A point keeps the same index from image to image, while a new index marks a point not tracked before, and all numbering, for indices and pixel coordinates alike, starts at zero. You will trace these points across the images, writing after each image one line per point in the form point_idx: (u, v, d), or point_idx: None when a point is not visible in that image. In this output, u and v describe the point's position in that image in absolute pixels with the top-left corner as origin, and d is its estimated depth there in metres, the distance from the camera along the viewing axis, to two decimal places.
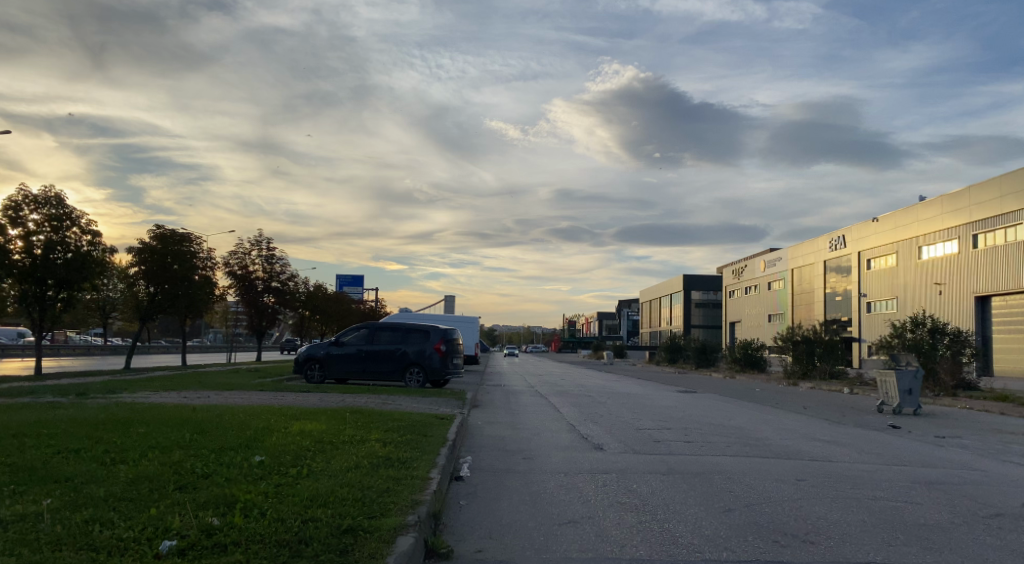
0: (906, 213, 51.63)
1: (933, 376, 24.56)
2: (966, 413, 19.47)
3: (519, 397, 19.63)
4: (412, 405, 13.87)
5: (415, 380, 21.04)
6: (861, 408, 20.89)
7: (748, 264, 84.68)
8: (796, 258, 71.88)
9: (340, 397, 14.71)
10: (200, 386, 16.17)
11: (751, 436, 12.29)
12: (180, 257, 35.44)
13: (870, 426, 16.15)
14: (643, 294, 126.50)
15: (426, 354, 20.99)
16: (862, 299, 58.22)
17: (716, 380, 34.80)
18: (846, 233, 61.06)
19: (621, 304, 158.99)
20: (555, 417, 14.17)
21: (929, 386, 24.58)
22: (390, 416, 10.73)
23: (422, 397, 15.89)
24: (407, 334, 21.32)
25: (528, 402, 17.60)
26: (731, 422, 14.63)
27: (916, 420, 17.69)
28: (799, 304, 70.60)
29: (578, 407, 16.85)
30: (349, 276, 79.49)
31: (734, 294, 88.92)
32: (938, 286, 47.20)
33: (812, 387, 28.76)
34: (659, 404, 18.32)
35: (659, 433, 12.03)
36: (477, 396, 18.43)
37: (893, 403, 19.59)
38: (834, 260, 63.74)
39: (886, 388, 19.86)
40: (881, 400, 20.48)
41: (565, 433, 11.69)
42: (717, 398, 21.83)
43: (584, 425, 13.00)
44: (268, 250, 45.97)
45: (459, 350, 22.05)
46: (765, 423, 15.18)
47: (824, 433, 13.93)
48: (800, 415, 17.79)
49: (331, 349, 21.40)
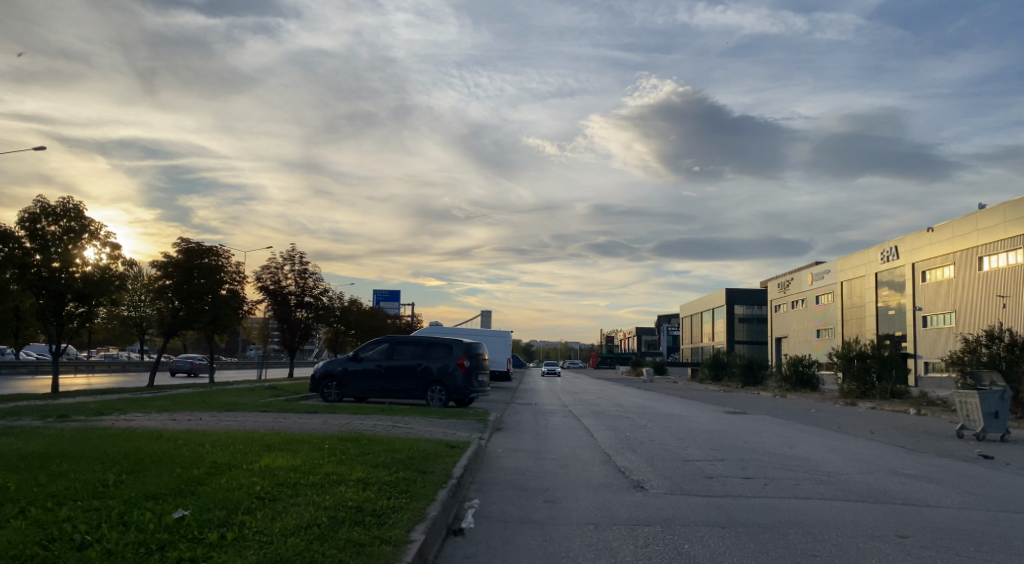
0: (964, 221, 48.36)
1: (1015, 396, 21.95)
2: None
3: (551, 418, 17.90)
4: (425, 429, 12.29)
5: (437, 399, 19.47)
6: (934, 433, 18.54)
7: (794, 277, 81.27)
8: (845, 270, 68.48)
9: (346, 419, 13.20)
10: (202, 406, 14.87)
11: (822, 470, 10.33)
12: (206, 271, 34.85)
13: (953, 455, 13.91)
14: (684, 309, 123.19)
15: (449, 371, 19.41)
16: (918, 312, 54.76)
17: (765, 399, 32.34)
18: (899, 243, 57.70)
19: (660, 319, 155.71)
20: (589, 444, 12.41)
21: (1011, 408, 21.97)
22: (392, 445, 9.12)
23: (438, 419, 14.28)
24: (429, 348, 19.82)
25: (558, 425, 15.89)
26: (791, 451, 12.62)
27: (1004, 449, 15.34)
28: (850, 318, 67.01)
29: (615, 431, 15.03)
30: (384, 293, 78.83)
31: (780, 308, 85.51)
32: (1002, 299, 43.84)
33: (873, 407, 26.12)
34: (706, 428, 16.35)
35: (711, 466, 10.16)
36: (500, 416, 16.75)
37: (974, 427, 17.27)
38: (886, 272, 60.33)
39: (967, 410, 17.52)
40: (960, 424, 18.12)
41: (599, 466, 9.91)
42: (769, 420, 19.70)
43: (620, 455, 11.19)
44: (300, 265, 45.17)
45: (484, 366, 20.44)
46: (831, 451, 13.13)
47: (905, 464, 11.86)
48: (862, 440, 15.56)
49: (348, 365, 20.00)
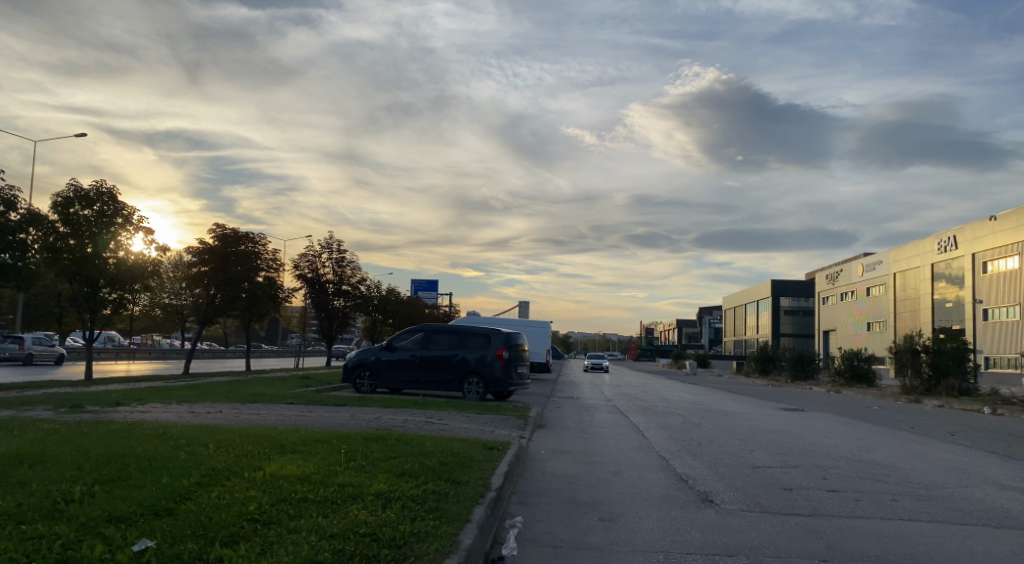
0: None
1: None
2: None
3: (596, 414, 16.63)
4: (461, 426, 11.20)
5: (475, 392, 18.43)
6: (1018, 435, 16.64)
7: (843, 268, 77.91)
8: (898, 261, 65.22)
9: (376, 413, 12.24)
10: (227, 397, 14.12)
11: (917, 479, 8.89)
12: (242, 257, 34.55)
13: None
14: (727, 300, 120.07)
15: (487, 362, 18.35)
16: (978, 305, 51.64)
17: (820, 395, 30.31)
18: (957, 233, 54.42)
19: (702, 312, 152.48)
20: (644, 446, 11.13)
21: None
22: (424, 445, 8.09)
23: (474, 414, 13.19)
24: (466, 338, 18.78)
25: (604, 422, 14.63)
26: (873, 455, 11.12)
27: None
28: (903, 311, 63.82)
29: (668, 430, 13.72)
30: (423, 282, 78.32)
31: (828, 300, 82.30)
32: None
33: (939, 404, 23.76)
34: (768, 427, 14.87)
35: (787, 475, 8.79)
36: (541, 411, 15.60)
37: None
38: (942, 263, 57.15)
39: None
40: None
41: (657, 475, 8.68)
42: (831, 418, 18.08)
43: (679, 460, 9.94)
44: (338, 254, 44.58)
45: (524, 357, 19.30)
46: (917, 455, 11.60)
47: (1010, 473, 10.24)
48: (940, 442, 13.86)
49: (381, 354, 19.13)
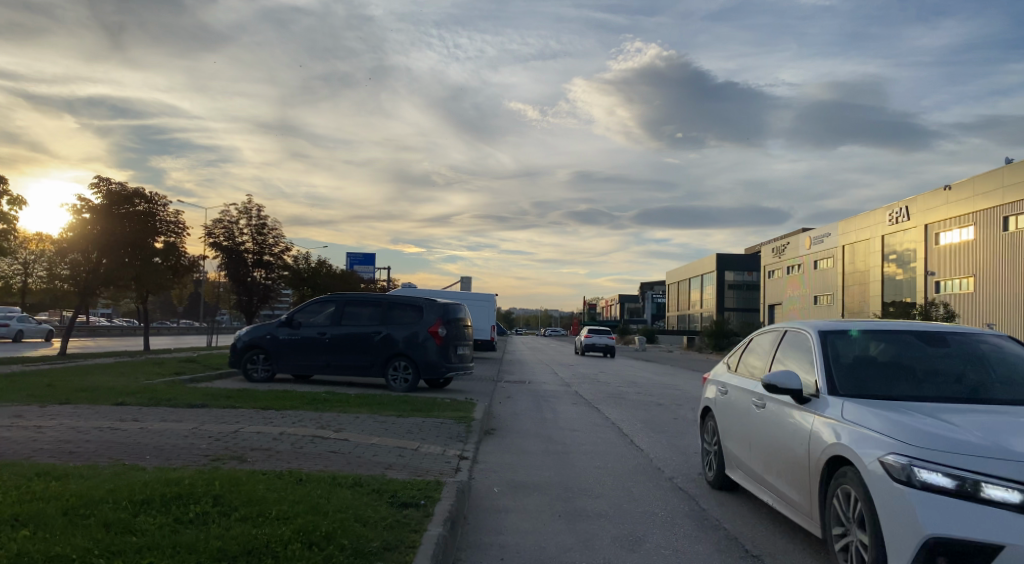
0: (986, 177, 42.47)
1: None
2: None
3: (559, 409, 12.82)
4: (367, 451, 7.20)
5: (402, 380, 14.36)
6: None
7: (790, 242, 76.50)
8: (847, 233, 63.67)
9: (237, 425, 8.17)
10: (27, 397, 9.69)
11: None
12: (136, 219, 29.44)
13: None
14: (671, 275, 118.57)
15: (418, 342, 14.27)
16: (930, 277, 49.54)
17: None
18: (910, 203, 52.35)
19: (643, 287, 152.36)
20: (646, 472, 7.31)
21: None
22: (267, 516, 4.14)
23: (389, 419, 9.26)
24: (392, 311, 14.66)
25: (574, 423, 10.87)
26: None
27: None
28: (851, 285, 62.34)
29: (665, 434, 10.00)
30: (359, 254, 74.40)
31: (773, 274, 81.23)
32: None
33: None
34: None
35: None
36: (487, 407, 11.75)
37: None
38: (892, 234, 55.43)
39: None
40: None
41: (703, 543, 4.89)
42: None
43: (711, 499, 6.17)
44: (257, 219, 39.25)
45: (466, 335, 15.23)
46: None
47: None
48: None
49: (278, 332, 14.89)
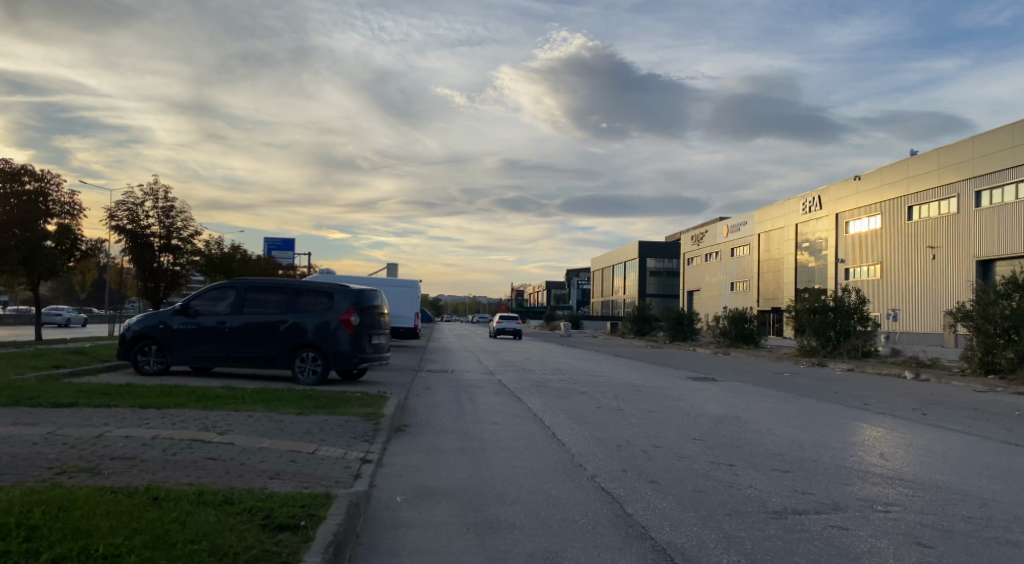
0: (894, 168, 44.54)
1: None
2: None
3: (479, 400, 12.19)
4: (254, 460, 6.38)
5: (311, 372, 13.37)
6: (976, 402, 13.36)
7: (709, 229, 78.57)
8: (763, 222, 65.83)
9: (104, 428, 7.17)
10: None
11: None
12: (22, 198, 26.77)
13: None
14: (597, 262, 120.00)
15: (329, 331, 13.29)
16: (840, 264, 51.72)
17: (710, 359, 27.50)
18: (822, 193, 54.48)
19: (568, 274, 153.91)
20: (566, 470, 6.78)
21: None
22: (94, 554, 3.30)
23: (286, 419, 8.44)
24: (299, 298, 13.60)
25: (492, 415, 10.28)
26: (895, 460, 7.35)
27: None
28: (766, 272, 64.59)
29: (586, 425, 9.53)
30: (277, 240, 71.38)
31: (694, 261, 83.34)
32: (931, 250, 40.45)
33: (850, 369, 20.76)
34: (712, 412, 11.04)
35: (855, 533, 4.73)
36: (400, 400, 11.01)
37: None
38: (806, 223, 57.61)
39: None
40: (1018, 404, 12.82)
41: (625, 557, 4.35)
42: (760, 392, 14.73)
43: (633, 501, 5.67)
44: (164, 202, 36.56)
45: (381, 323, 14.34)
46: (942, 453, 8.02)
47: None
48: (925, 421, 10.59)
49: (172, 321, 13.60)
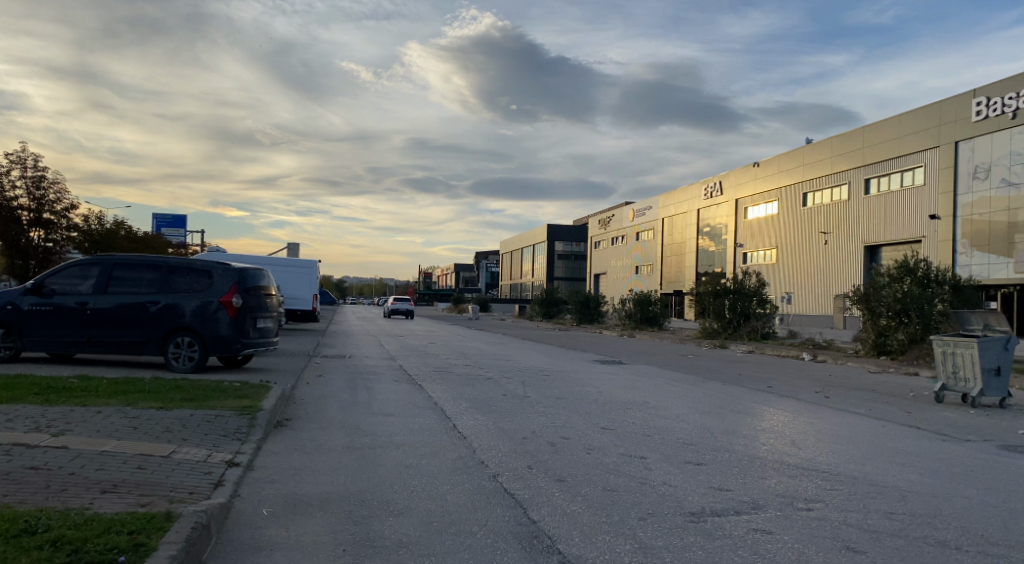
0: (790, 156, 46.54)
1: (918, 346, 16.87)
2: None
3: (377, 388, 11.31)
4: (90, 469, 5.28)
5: (187, 358, 11.98)
6: (874, 383, 13.77)
7: (615, 214, 79.95)
8: (667, 207, 67.54)
9: None
10: None
11: (970, 505, 5.10)
12: None
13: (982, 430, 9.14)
14: (505, 245, 120.03)
15: (207, 313, 11.88)
16: (738, 249, 53.80)
17: (617, 342, 27.68)
18: (723, 179, 56.38)
19: (477, 257, 153.45)
20: (466, 469, 6.09)
21: (912, 359, 16.72)
22: None
23: (143, 415, 7.25)
24: (174, 276, 12.09)
25: (388, 406, 9.45)
26: (814, 452, 7.14)
27: (996, 412, 10.83)
28: (669, 257, 66.45)
29: (492, 415, 8.89)
30: (167, 216, 66.74)
31: (600, 245, 84.71)
32: (823, 236, 42.64)
33: (750, 351, 21.32)
34: (622, 398, 10.69)
35: (781, 537, 4.34)
36: (288, 390, 9.96)
37: (965, 389, 11.10)
38: (707, 209, 59.53)
39: (953, 363, 11.20)
40: (913, 386, 13.26)
41: None
42: (668, 376, 14.65)
43: (541, 504, 5.03)
44: (34, 170, 32.90)
45: (270, 305, 13.02)
46: (858, 441, 7.94)
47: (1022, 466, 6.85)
48: (826, 406, 10.71)
49: (22, 301, 11.86)
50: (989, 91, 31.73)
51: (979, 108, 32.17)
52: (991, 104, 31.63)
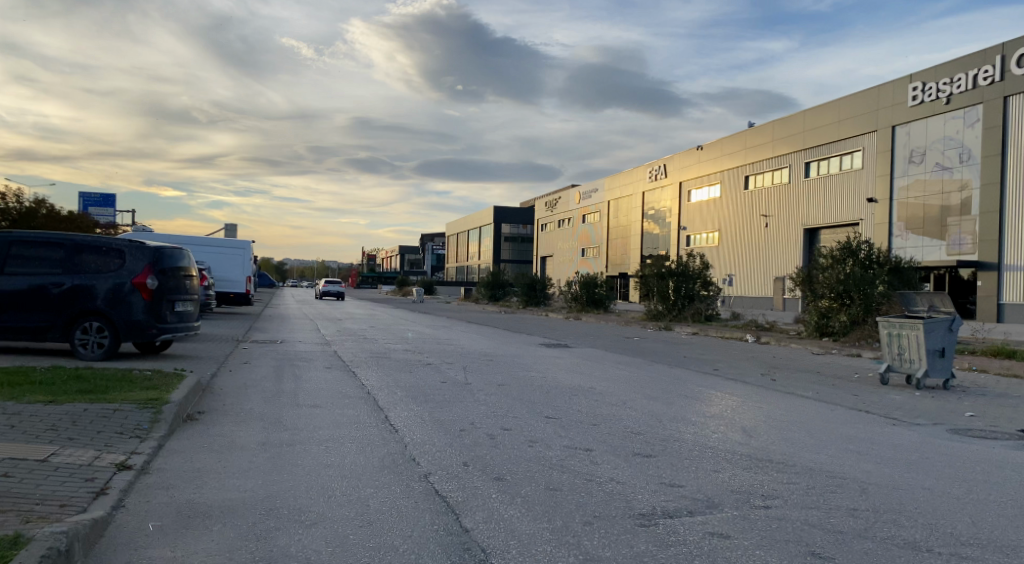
0: (734, 139, 47.02)
1: (859, 328, 17.10)
2: (1007, 384, 11.93)
3: (307, 376, 10.55)
4: None
5: (97, 345, 10.90)
6: (819, 364, 13.77)
7: (561, 196, 79.77)
8: (612, 189, 67.70)
9: None
10: None
11: (933, 500, 5.06)
12: None
13: (930, 415, 9.13)
14: (450, 227, 118.77)
15: (118, 297, 10.81)
16: (682, 232, 54.37)
17: (562, 324, 27.41)
18: (667, 162, 56.72)
19: (422, 240, 151.57)
20: (394, 468, 5.47)
21: (853, 340, 16.93)
22: None
23: (21, 411, 5.93)
24: (80, 254, 10.92)
25: (316, 396, 8.71)
26: (772, 441, 6.88)
27: (937, 394, 10.91)
28: (614, 239, 66.78)
29: (429, 405, 8.31)
30: (92, 193, 63.02)
31: (546, 227, 84.57)
32: (764, 219, 43.38)
33: (694, 332, 21.34)
34: (568, 384, 10.27)
35: (745, 541, 3.93)
36: (207, 380, 9.08)
37: (911, 370, 11.38)
38: (651, 191, 59.88)
39: (901, 345, 11.49)
40: (857, 367, 13.30)
41: None
42: (614, 359, 14.31)
43: (477, 508, 4.49)
44: None
45: (191, 287, 11.98)
46: (812, 428, 7.74)
47: (969, 452, 6.79)
48: (774, 390, 10.54)
49: None
50: (925, 76, 32.54)
51: (915, 93, 33.02)
52: (926, 89, 32.48)
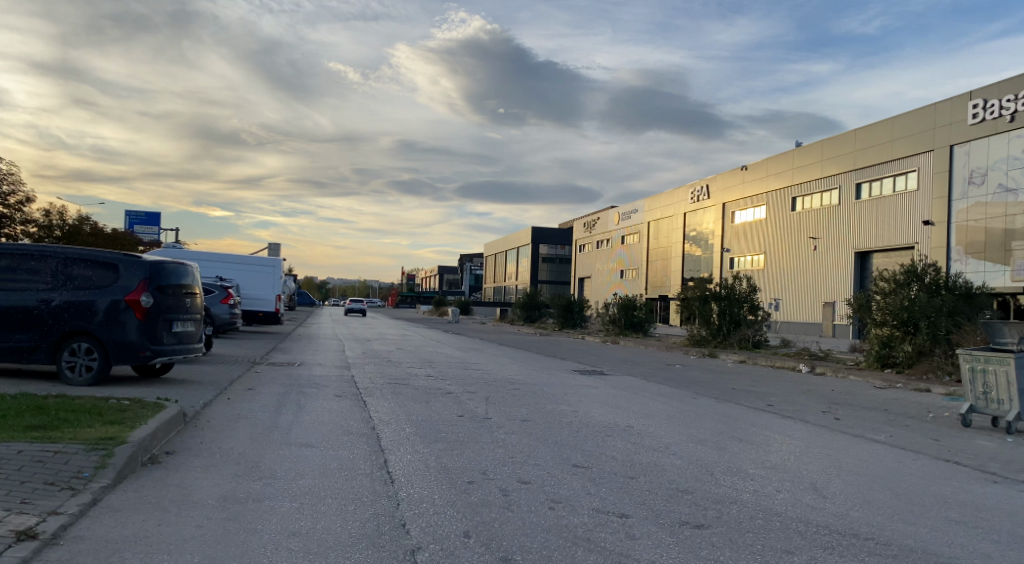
0: (779, 158, 45.19)
1: (927, 360, 15.33)
2: None
3: (311, 406, 9.51)
4: None
5: (85, 368, 10.10)
6: (885, 403, 12.21)
7: (600, 217, 78.33)
8: (652, 210, 66.07)
9: None
10: None
11: None
12: None
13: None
14: (489, 247, 118.24)
15: (108, 315, 9.99)
16: (725, 254, 52.44)
17: (598, 349, 26.00)
18: (709, 182, 55.00)
19: (461, 259, 151.56)
20: (376, 540, 4.31)
21: (921, 374, 15.17)
22: None
23: None
24: (71, 269, 10.16)
25: (312, 431, 7.62)
26: (848, 508, 5.52)
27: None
28: (654, 261, 65.04)
29: (438, 445, 7.16)
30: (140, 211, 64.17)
31: (584, 248, 83.19)
32: (813, 241, 41.35)
33: (741, 361, 19.79)
34: (600, 422, 9.00)
35: None
36: (195, 412, 8.07)
37: (999, 413, 9.76)
38: (693, 212, 58.13)
39: (987, 383, 9.84)
40: (931, 406, 11.70)
41: None
42: (653, 391, 12.92)
43: None
44: None
45: (192, 305, 11.12)
46: (892, 489, 6.31)
47: None
48: (839, 433, 9.08)
49: None
50: (987, 92, 30.52)
51: (976, 110, 30.99)
52: (988, 106, 30.44)
